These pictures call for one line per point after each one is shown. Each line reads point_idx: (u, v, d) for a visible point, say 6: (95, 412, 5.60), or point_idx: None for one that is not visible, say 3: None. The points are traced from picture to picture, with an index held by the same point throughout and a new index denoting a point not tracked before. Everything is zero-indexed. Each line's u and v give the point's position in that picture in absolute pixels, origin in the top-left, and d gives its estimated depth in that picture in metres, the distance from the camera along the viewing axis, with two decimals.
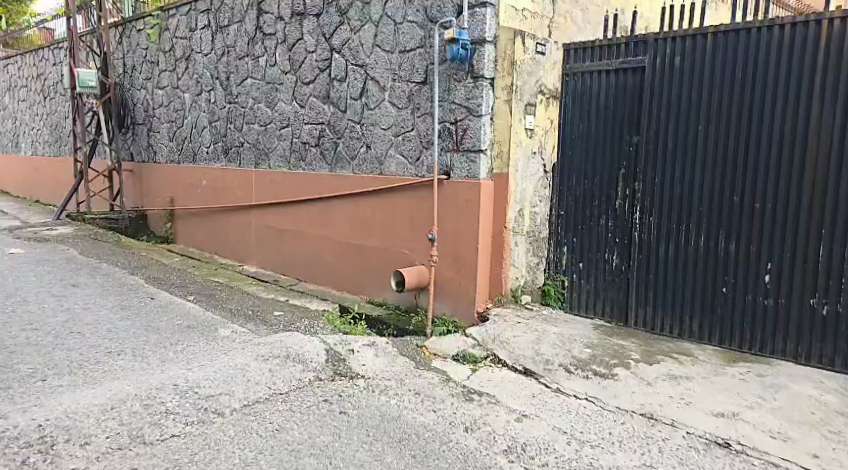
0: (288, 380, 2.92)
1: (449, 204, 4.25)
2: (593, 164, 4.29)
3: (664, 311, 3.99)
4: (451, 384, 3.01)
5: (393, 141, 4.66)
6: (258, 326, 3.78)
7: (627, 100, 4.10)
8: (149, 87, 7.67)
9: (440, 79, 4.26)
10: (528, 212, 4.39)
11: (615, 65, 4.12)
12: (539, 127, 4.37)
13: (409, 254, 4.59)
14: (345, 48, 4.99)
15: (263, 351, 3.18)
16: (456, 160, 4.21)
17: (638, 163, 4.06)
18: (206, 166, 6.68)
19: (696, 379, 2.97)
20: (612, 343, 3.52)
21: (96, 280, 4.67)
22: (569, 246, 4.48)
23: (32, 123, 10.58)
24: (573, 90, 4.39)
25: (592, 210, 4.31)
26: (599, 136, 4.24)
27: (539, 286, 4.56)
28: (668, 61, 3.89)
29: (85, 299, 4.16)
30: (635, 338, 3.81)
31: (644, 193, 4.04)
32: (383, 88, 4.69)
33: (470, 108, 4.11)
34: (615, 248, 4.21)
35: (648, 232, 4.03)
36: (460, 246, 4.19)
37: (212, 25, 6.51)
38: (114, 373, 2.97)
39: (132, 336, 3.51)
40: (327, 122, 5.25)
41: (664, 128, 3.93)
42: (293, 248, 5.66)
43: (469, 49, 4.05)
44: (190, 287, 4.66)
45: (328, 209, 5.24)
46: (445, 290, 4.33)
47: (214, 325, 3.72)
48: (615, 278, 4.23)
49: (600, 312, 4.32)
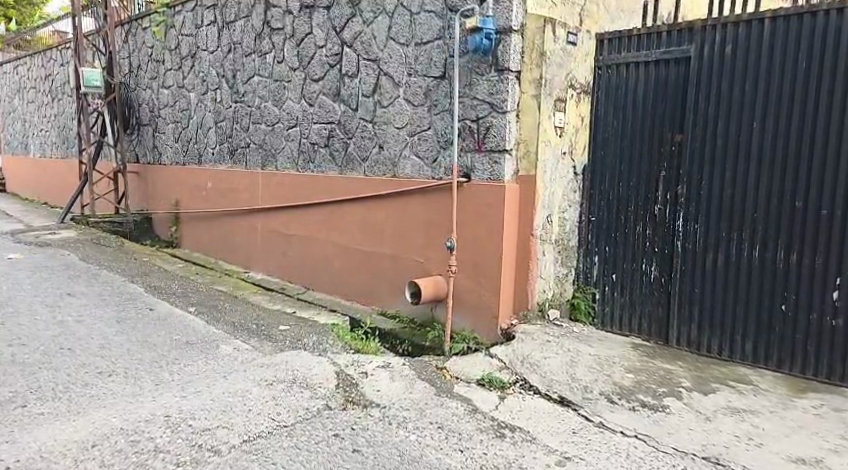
0: (293, 410, 2.49)
1: (469, 207, 3.90)
2: (631, 165, 3.95)
3: (709, 329, 3.67)
4: (479, 415, 2.65)
5: (408, 141, 4.32)
6: (262, 342, 3.32)
7: (671, 95, 3.76)
8: (154, 87, 7.39)
9: (461, 73, 3.91)
10: (557, 218, 4.06)
11: (655, 55, 3.79)
12: (569, 125, 4.02)
13: (423, 261, 4.25)
14: (356, 42, 4.66)
15: (264, 375, 2.77)
16: (478, 161, 3.85)
17: (681, 164, 3.72)
18: (212, 167, 6.38)
19: (763, 414, 2.74)
20: (657, 367, 3.30)
21: (93, 289, 4.18)
22: (601, 255, 4.15)
23: (40, 124, 10.38)
24: (607, 85, 4.06)
25: (627, 216, 3.99)
26: (638, 135, 3.91)
27: (568, 300, 4.26)
28: (716, 51, 3.55)
29: (80, 311, 3.65)
30: (680, 360, 3.50)
31: (689, 197, 3.70)
32: (398, 83, 4.35)
33: (493, 104, 3.75)
34: (654, 258, 3.88)
35: (694, 242, 3.69)
36: (482, 256, 3.84)
37: (218, 21, 6.20)
38: (101, 400, 2.48)
39: (125, 353, 3.00)
40: (336, 121, 4.92)
41: (712, 126, 3.59)
42: (299, 253, 5.34)
43: (493, 39, 3.70)
44: (192, 297, 4.23)
45: (337, 212, 4.91)
46: (464, 302, 3.98)
47: (215, 341, 3.24)
48: (654, 292, 3.90)
49: (636, 330, 4.00)
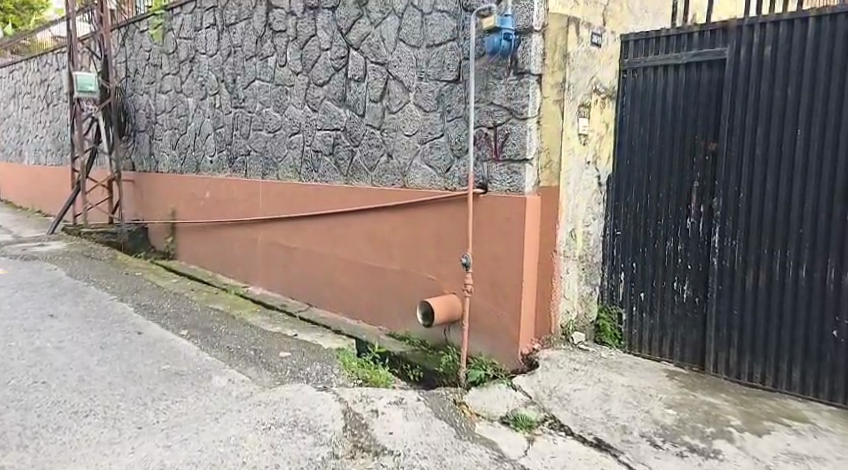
0: (295, 461, 2.16)
1: (485, 221, 3.58)
2: (660, 176, 3.63)
3: (750, 354, 3.33)
4: (507, 464, 2.32)
5: (419, 150, 4.00)
6: (260, 372, 2.99)
7: (703, 101, 3.44)
8: (152, 91, 7.10)
9: (477, 76, 3.58)
10: (581, 233, 3.72)
11: (684, 59, 3.48)
12: (594, 131, 3.70)
13: (436, 278, 3.92)
14: (363, 44, 4.36)
15: (261, 417, 2.45)
16: (496, 171, 3.53)
17: (717, 174, 3.39)
18: (210, 176, 6.08)
19: (830, 462, 2.42)
20: (700, 402, 2.99)
21: (78, 310, 3.85)
22: (628, 272, 3.82)
23: (34, 130, 10.12)
24: (633, 89, 3.74)
25: (656, 230, 3.67)
26: (667, 144, 3.59)
27: (592, 321, 3.93)
28: (754, 53, 3.23)
29: (61, 336, 3.33)
30: (723, 393, 3.17)
31: (725, 211, 3.37)
32: (408, 88, 4.04)
33: (511, 110, 3.44)
34: (687, 276, 3.55)
35: (732, 259, 3.36)
36: (501, 274, 3.51)
37: (218, 23, 5.91)
38: (72, 450, 2.15)
39: (105, 388, 2.66)
40: (342, 128, 4.61)
41: (750, 134, 3.26)
42: (301, 267, 5.02)
43: (513, 40, 3.38)
44: (185, 318, 3.89)
45: (342, 225, 4.60)
46: (481, 324, 3.64)
47: (207, 372, 2.91)
48: (688, 313, 3.57)
49: (667, 355, 3.67)
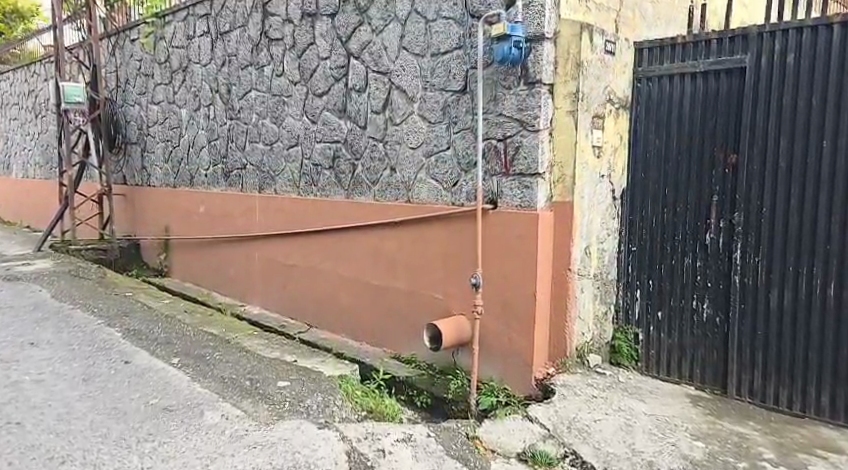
0: None
1: (495, 239, 3.39)
2: (678, 189, 3.44)
3: (776, 376, 3.13)
4: None
5: (424, 163, 3.82)
6: (256, 405, 2.80)
7: (722, 112, 3.26)
8: (143, 102, 6.91)
9: (484, 86, 3.40)
10: (596, 250, 3.52)
11: (703, 66, 3.31)
12: (609, 143, 3.50)
13: (443, 298, 3.73)
14: (365, 53, 4.18)
15: (257, 461, 2.25)
16: (506, 185, 3.34)
17: (738, 187, 3.21)
18: (205, 190, 5.89)
19: None
20: (729, 432, 2.78)
21: (61, 336, 3.65)
22: (644, 290, 3.64)
23: (23, 143, 9.91)
24: (648, 99, 3.57)
25: (673, 245, 3.48)
26: (685, 155, 3.41)
27: (608, 342, 3.72)
28: (777, 62, 3.06)
29: (41, 368, 3.13)
30: (752, 420, 2.96)
31: (747, 226, 3.19)
32: (412, 99, 3.86)
33: (523, 121, 3.25)
34: (707, 294, 3.36)
35: (755, 276, 3.17)
36: (513, 294, 3.32)
37: (212, 31, 5.73)
38: None
39: (86, 429, 2.47)
40: (343, 140, 4.42)
41: (773, 145, 3.09)
42: (300, 285, 4.82)
43: (523, 48, 3.20)
44: (176, 344, 3.68)
45: (343, 242, 4.41)
46: (491, 347, 3.44)
47: (199, 408, 2.72)
48: (708, 333, 3.37)
49: (687, 376, 3.47)
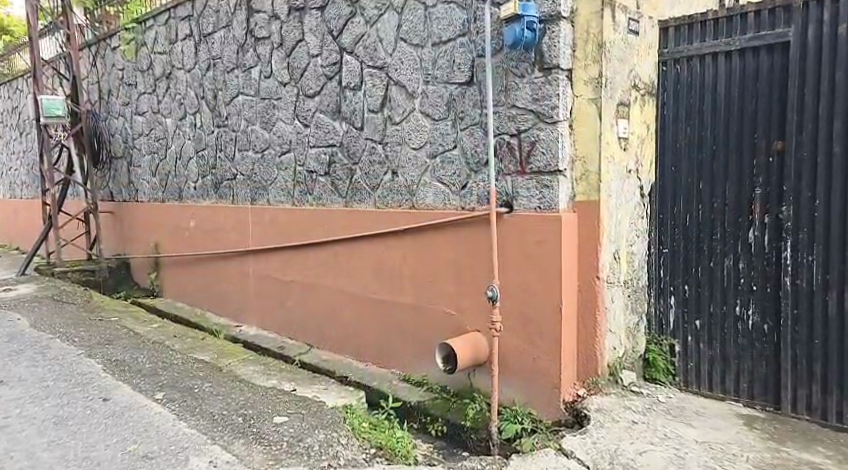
0: None
1: (513, 245, 3.02)
2: (714, 181, 3.06)
3: (839, 391, 2.72)
4: None
5: (428, 165, 3.47)
6: (250, 447, 2.44)
7: (763, 93, 2.88)
8: (128, 114, 6.58)
9: (492, 75, 3.04)
10: (625, 254, 3.15)
11: (739, 44, 2.94)
12: (635, 135, 3.14)
13: (455, 313, 3.36)
14: (358, 47, 3.84)
15: None
16: (521, 186, 2.99)
17: (785, 177, 2.82)
18: (196, 203, 5.54)
19: None
20: (797, 461, 2.40)
21: (35, 372, 3.29)
22: (680, 296, 3.26)
23: (9, 163, 9.59)
24: (677, 84, 3.21)
25: (712, 245, 3.10)
26: (722, 144, 3.03)
27: (641, 356, 3.34)
28: (826, 33, 2.67)
29: (6, 413, 2.77)
30: (818, 444, 2.57)
31: (797, 221, 2.79)
32: (412, 94, 3.51)
33: (540, 113, 2.88)
34: (752, 299, 2.97)
35: (809, 278, 2.77)
36: (534, 307, 2.95)
37: (195, 34, 5.41)
38: None
39: None
40: (338, 144, 4.07)
41: (826, 128, 2.69)
42: (299, 301, 4.46)
43: (536, 30, 2.84)
44: (162, 375, 3.33)
45: (343, 255, 4.06)
46: (512, 366, 3.07)
47: (184, 453, 2.37)
48: (755, 342, 2.98)
49: (733, 392, 3.08)
